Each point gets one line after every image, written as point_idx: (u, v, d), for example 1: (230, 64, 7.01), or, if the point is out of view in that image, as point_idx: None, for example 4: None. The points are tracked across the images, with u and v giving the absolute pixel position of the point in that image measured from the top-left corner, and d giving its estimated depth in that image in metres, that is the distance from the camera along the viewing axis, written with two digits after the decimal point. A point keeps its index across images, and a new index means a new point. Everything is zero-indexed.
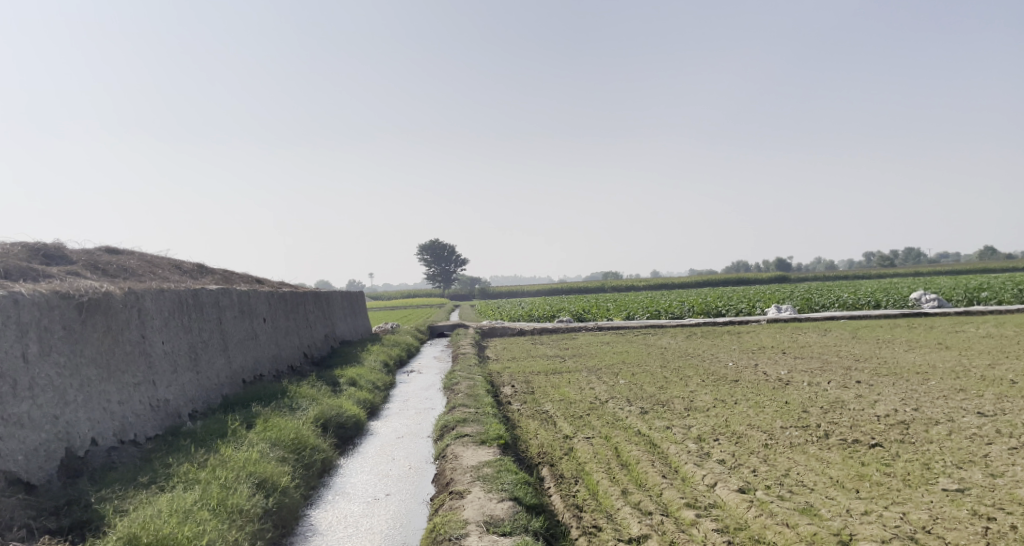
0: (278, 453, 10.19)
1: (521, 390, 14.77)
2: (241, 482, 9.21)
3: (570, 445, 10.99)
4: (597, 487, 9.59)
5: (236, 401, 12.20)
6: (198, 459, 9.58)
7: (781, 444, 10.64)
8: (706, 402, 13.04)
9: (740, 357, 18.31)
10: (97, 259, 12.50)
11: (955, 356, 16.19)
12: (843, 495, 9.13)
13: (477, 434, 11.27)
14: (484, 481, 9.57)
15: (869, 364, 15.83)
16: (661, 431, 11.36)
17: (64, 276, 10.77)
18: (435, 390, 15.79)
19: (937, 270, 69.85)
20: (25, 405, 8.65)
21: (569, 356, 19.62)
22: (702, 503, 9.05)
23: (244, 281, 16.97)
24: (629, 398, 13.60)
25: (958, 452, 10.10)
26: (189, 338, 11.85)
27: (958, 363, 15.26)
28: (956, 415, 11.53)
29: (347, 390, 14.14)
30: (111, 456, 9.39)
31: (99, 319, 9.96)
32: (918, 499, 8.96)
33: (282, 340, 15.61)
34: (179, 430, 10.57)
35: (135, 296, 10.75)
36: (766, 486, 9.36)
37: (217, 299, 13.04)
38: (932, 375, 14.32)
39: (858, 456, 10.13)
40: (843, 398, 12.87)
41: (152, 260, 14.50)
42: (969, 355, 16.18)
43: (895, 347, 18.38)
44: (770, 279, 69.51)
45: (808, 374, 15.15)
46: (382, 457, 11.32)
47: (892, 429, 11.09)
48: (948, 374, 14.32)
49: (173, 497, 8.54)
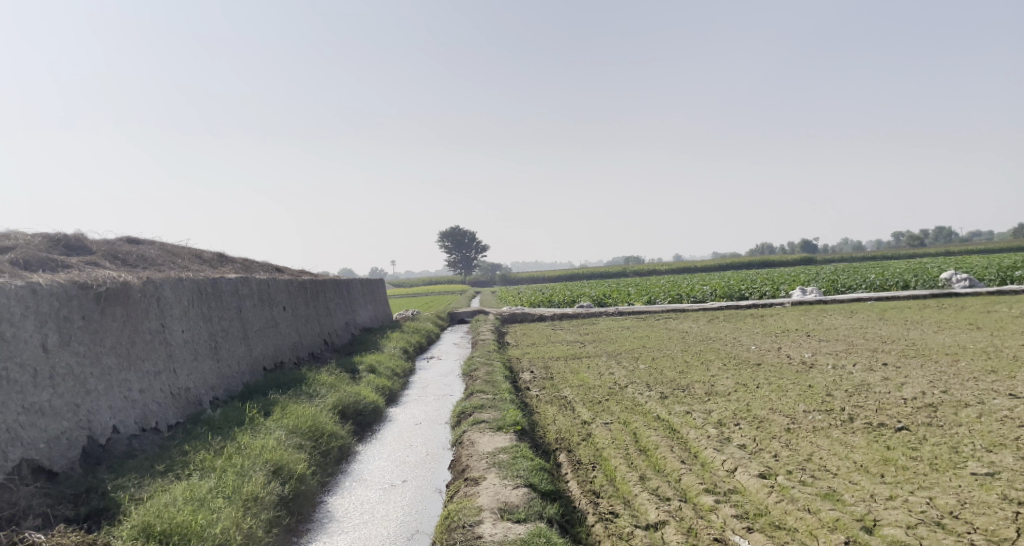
0: (295, 441, 10.25)
1: (540, 376, 14.74)
2: (257, 469, 9.27)
3: (588, 431, 10.95)
4: (615, 473, 9.55)
5: (257, 389, 12.29)
6: (216, 447, 9.66)
7: (804, 429, 10.51)
8: (728, 386, 12.93)
9: (763, 340, 18.17)
10: (117, 249, 12.60)
11: (986, 337, 15.88)
12: (867, 480, 9.00)
13: (494, 421, 11.26)
14: (500, 468, 9.56)
15: (896, 346, 15.59)
16: (681, 416, 11.27)
17: (84, 267, 10.87)
18: (454, 376, 15.82)
19: (966, 250, 68.84)
20: (46, 394, 8.74)
21: (590, 341, 19.54)
22: (722, 489, 8.98)
23: (264, 270, 17.06)
24: (649, 383, 13.51)
25: (988, 436, 9.92)
26: (209, 327, 11.93)
27: (989, 344, 14.99)
28: (986, 398, 11.32)
29: (367, 377, 14.19)
30: (132, 443, 9.49)
31: (118, 309, 10.04)
32: (945, 484, 8.82)
33: (302, 328, 15.69)
34: (199, 418, 10.66)
35: (154, 285, 10.83)
36: (787, 472, 9.26)
37: (237, 287, 13.10)
38: (962, 356, 14.09)
39: (883, 440, 9.98)
40: (869, 381, 12.70)
41: (173, 249, 14.60)
42: (1001, 335, 15.90)
43: (925, 328, 18.10)
44: (795, 261, 68.89)
45: (833, 356, 14.96)
46: (400, 444, 11.35)
47: (920, 412, 10.92)
48: (978, 355, 14.09)
49: (188, 485, 8.62)
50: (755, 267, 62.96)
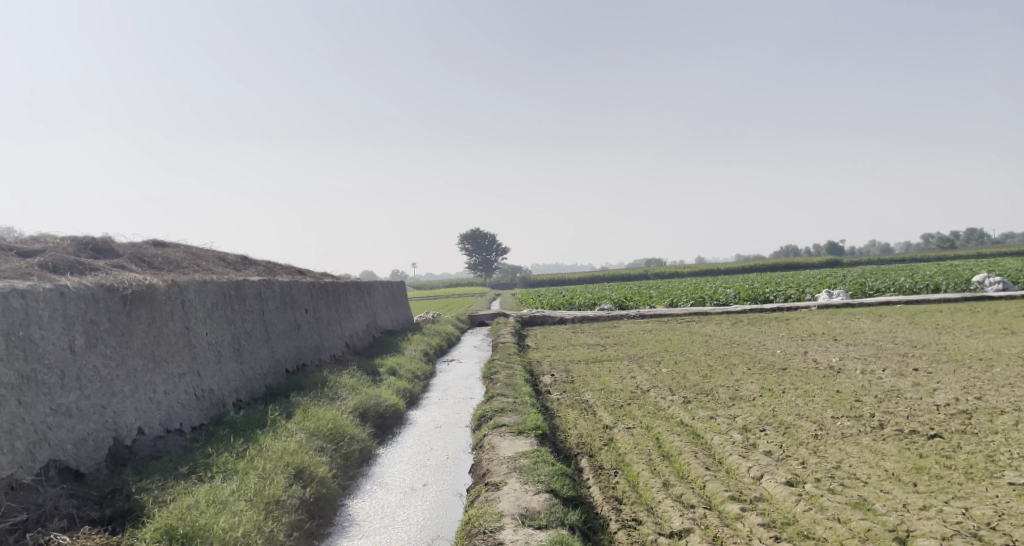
0: (316, 444, 10.30)
1: (561, 379, 14.71)
2: (278, 472, 9.32)
3: (610, 436, 10.90)
4: (638, 479, 9.50)
5: (279, 391, 12.37)
6: (238, 450, 9.73)
7: (831, 435, 10.40)
8: (752, 391, 12.82)
9: (788, 344, 18.00)
10: (144, 252, 12.73)
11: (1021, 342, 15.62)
12: (898, 488, 8.89)
13: (515, 424, 11.24)
14: (521, 473, 9.54)
15: (927, 351, 15.38)
16: (705, 421, 11.19)
17: (110, 270, 10.99)
18: (474, 379, 15.83)
19: (995, 253, 67.90)
20: (73, 396, 8.84)
21: (611, 344, 19.46)
22: (748, 497, 8.90)
23: (287, 273, 17.15)
24: (671, 387, 13.43)
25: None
26: (232, 329, 12.01)
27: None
28: (1022, 405, 11.14)
29: (387, 379, 14.23)
30: (156, 445, 9.58)
31: (144, 311, 10.14)
32: (981, 494, 8.69)
33: (324, 331, 15.75)
34: (222, 420, 10.74)
35: (178, 288, 10.91)
36: (814, 479, 9.16)
37: (260, 290, 13.19)
38: (996, 362, 13.88)
39: (915, 448, 9.85)
40: (899, 387, 12.53)
41: (197, 252, 14.73)
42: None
43: (956, 332, 17.85)
44: (819, 264, 68.29)
45: (861, 361, 14.78)
46: (421, 447, 11.37)
47: (953, 419, 10.76)
48: (1012, 361, 13.86)
49: (211, 488, 8.69)
50: (780, 270, 62.53)
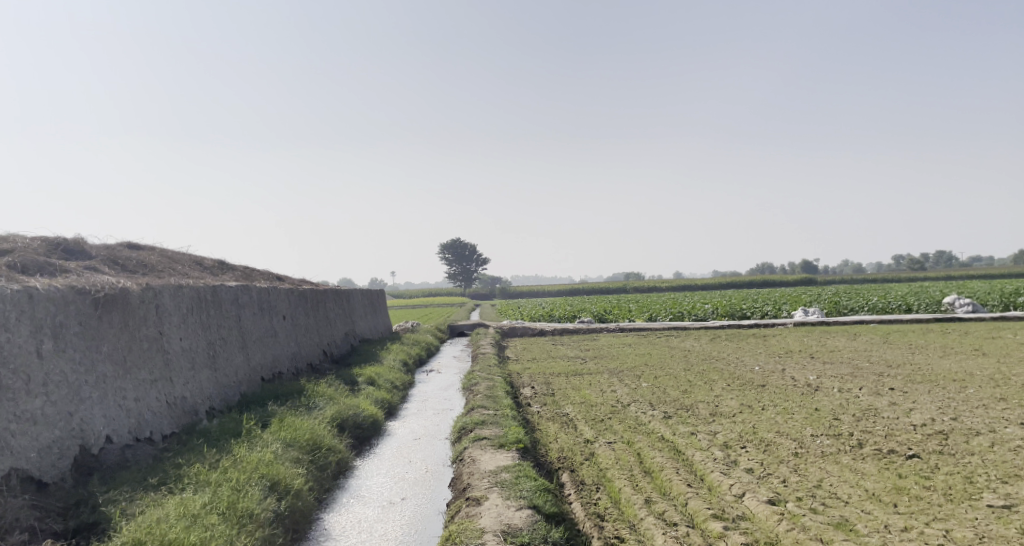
0: (292, 455, 10.02)
1: (541, 392, 14.52)
2: (252, 484, 9.04)
3: (591, 450, 10.72)
4: (620, 495, 9.32)
5: (254, 399, 12.06)
6: (211, 460, 9.43)
7: (812, 453, 10.29)
8: (732, 407, 12.71)
9: (767, 361, 17.95)
10: (118, 255, 12.40)
11: (993, 364, 15.66)
12: (880, 509, 8.78)
13: (496, 438, 11.03)
14: (502, 488, 9.33)
15: (902, 371, 15.36)
16: (686, 437, 11.04)
17: (82, 271, 10.67)
18: (453, 390, 15.59)
19: (964, 274, 68.80)
20: (38, 402, 8.52)
21: (591, 357, 19.31)
22: (730, 515, 8.75)
23: (265, 278, 16.86)
24: (652, 402, 13.29)
25: (1002, 466, 9.69)
26: (208, 335, 11.71)
27: (996, 372, 14.75)
28: (997, 426, 11.10)
29: (365, 389, 13.96)
30: (125, 454, 9.26)
31: (116, 316, 9.84)
32: (961, 516, 8.60)
33: (301, 338, 15.44)
34: (195, 428, 10.42)
35: (153, 292, 10.61)
36: (796, 498, 9.04)
37: (236, 295, 12.90)
38: (970, 383, 13.85)
39: (894, 468, 9.76)
40: (877, 406, 12.47)
41: (173, 256, 14.39)
42: (1007, 363, 15.67)
43: (930, 352, 17.88)
44: (794, 282, 68.87)
45: (839, 380, 14.72)
46: (399, 459, 11.12)
47: (930, 439, 10.70)
48: (986, 382, 13.84)
49: (182, 500, 8.41)
50: (756, 287, 62.97)
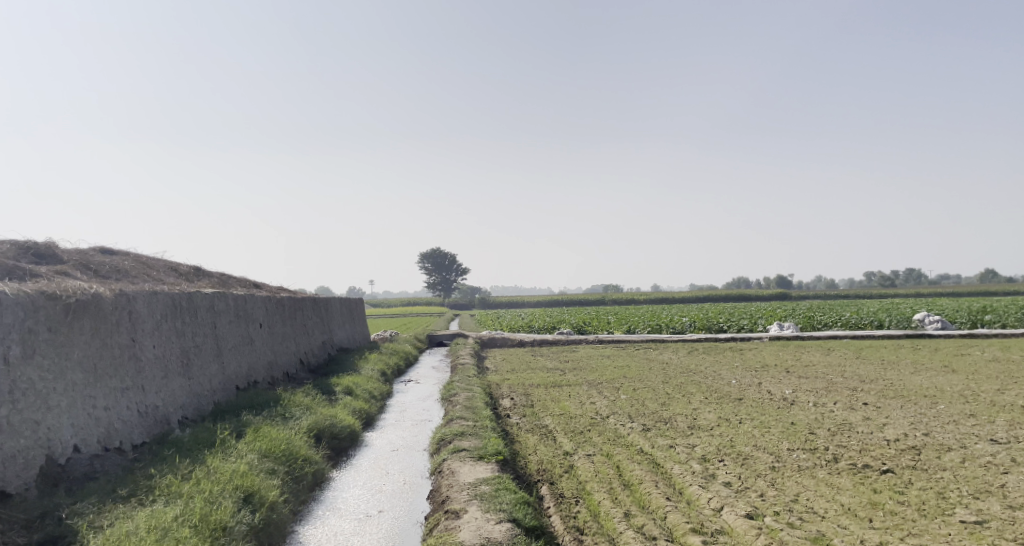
0: (267, 466, 9.82)
1: (520, 403, 14.40)
2: (226, 496, 8.83)
3: (570, 463, 10.61)
4: (599, 508, 9.22)
5: (229, 408, 11.83)
6: (184, 471, 9.22)
7: (789, 467, 10.25)
8: (710, 420, 12.67)
9: (744, 374, 17.96)
10: (90, 259, 12.16)
11: (963, 380, 15.76)
12: (855, 524, 8.75)
13: (475, 449, 10.89)
14: (481, 500, 9.19)
15: (875, 386, 15.40)
16: (664, 450, 10.97)
17: (53, 276, 10.44)
18: (432, 400, 15.44)
19: (937, 291, 69.58)
20: (5, 410, 8.29)
21: (570, 369, 19.22)
22: (709, 529, 8.67)
23: (242, 286, 16.62)
24: (631, 414, 13.22)
25: (973, 482, 9.71)
26: (182, 343, 11.49)
27: (966, 388, 14.83)
28: (968, 442, 11.14)
29: (343, 400, 13.76)
30: (93, 464, 9.03)
31: (88, 322, 9.62)
32: (934, 531, 8.59)
33: (278, 347, 15.21)
34: (167, 438, 10.20)
35: (126, 298, 10.39)
36: (774, 513, 8.99)
37: (212, 302, 12.68)
38: (941, 399, 13.91)
39: (869, 483, 9.74)
40: (851, 420, 12.48)
41: (148, 261, 14.14)
42: (977, 379, 15.77)
43: (902, 368, 17.99)
44: (770, 296, 69.29)
45: (814, 394, 14.73)
46: (376, 471, 10.94)
47: (903, 455, 10.70)
48: (956, 398, 13.91)
49: (152, 513, 8.21)
50: (732, 300, 63.27)
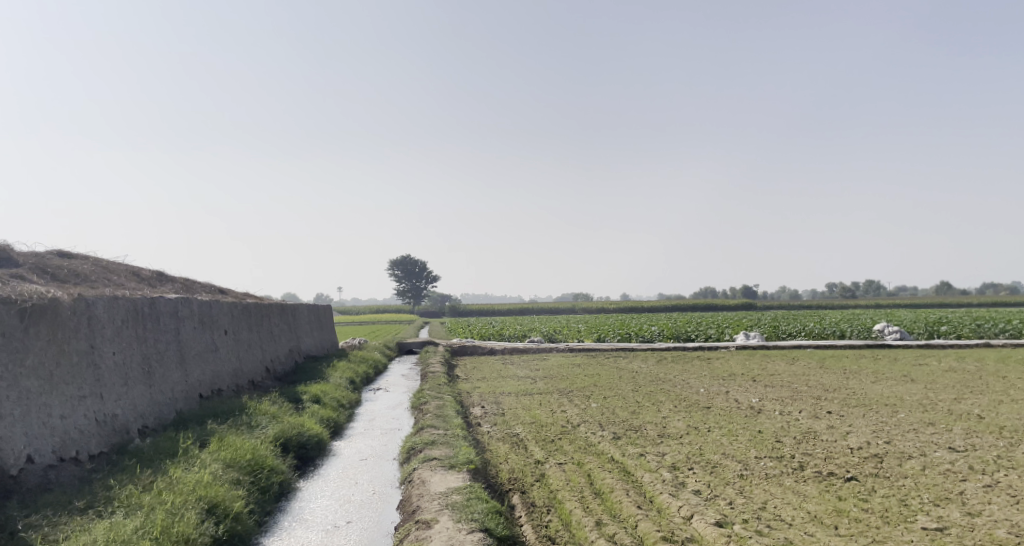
0: (232, 476, 9.57)
1: (491, 411, 14.26)
2: (189, 507, 8.56)
3: (541, 471, 10.47)
4: (570, 517, 9.09)
5: (192, 417, 11.51)
6: (145, 481, 8.94)
7: (757, 475, 10.21)
8: (680, 429, 12.61)
9: (711, 383, 17.98)
10: (47, 263, 11.80)
11: (922, 390, 15.91)
12: (822, 531, 8.71)
13: (446, 458, 10.71)
14: (452, 510, 9.02)
15: (838, 395, 15.48)
16: (635, 458, 10.88)
17: (8, 280, 10.09)
18: (401, 409, 15.22)
19: (898, 301, 70.73)
20: None
21: (539, 377, 19.12)
22: (679, 538, 8.57)
23: (206, 292, 16.28)
24: (601, 423, 13.12)
25: (934, 489, 9.73)
26: (143, 349, 11.17)
27: (925, 397, 14.96)
28: (929, 450, 11.20)
29: (310, 408, 13.49)
30: (48, 475, 8.72)
31: (44, 327, 9.31)
32: (897, 538, 8.58)
33: (243, 354, 14.89)
34: (127, 447, 9.89)
35: (85, 303, 10.08)
36: (743, 520, 8.93)
37: (175, 308, 12.37)
38: (901, 408, 14.00)
39: (835, 490, 9.72)
40: (816, 428, 12.51)
41: (109, 266, 13.78)
42: (935, 389, 15.92)
43: (863, 377, 18.12)
44: (735, 306, 69.89)
45: (779, 403, 14.76)
46: (344, 481, 10.70)
47: (866, 462, 10.72)
48: (916, 407, 14.02)
49: (111, 525, 7.93)
50: (699, 309, 63.84)
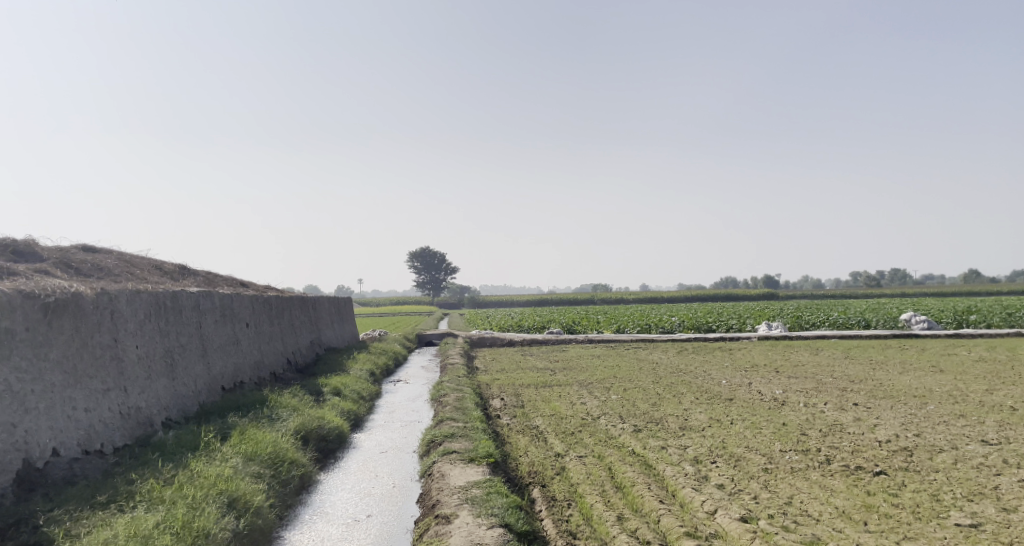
0: (253, 469, 9.61)
1: (511, 404, 14.22)
2: (209, 501, 8.61)
3: (562, 465, 10.44)
4: (592, 511, 9.05)
5: (214, 409, 11.57)
6: (166, 475, 8.99)
7: (782, 469, 10.11)
8: (702, 421, 12.51)
9: (733, 374, 17.85)
10: (71, 257, 11.89)
11: (951, 380, 15.68)
12: (850, 527, 8.62)
13: (466, 451, 10.70)
14: (473, 504, 9.01)
15: (864, 386, 15.30)
16: (657, 451, 10.82)
17: (32, 275, 10.18)
18: (421, 401, 15.24)
19: (923, 291, 69.95)
20: None
21: (560, 368, 19.05)
22: (703, 533, 8.51)
23: (227, 284, 16.37)
24: (622, 415, 13.06)
25: (966, 484, 9.59)
26: (165, 343, 11.23)
27: (955, 389, 14.73)
28: (959, 443, 11.04)
29: (330, 400, 13.53)
30: (73, 468, 8.82)
31: (67, 321, 9.38)
32: (929, 535, 8.46)
33: (264, 346, 14.94)
34: (150, 440, 9.96)
35: (108, 297, 10.14)
36: (768, 515, 8.85)
37: (197, 301, 12.42)
38: (930, 400, 13.80)
39: (862, 485, 9.61)
40: (842, 421, 12.36)
41: (131, 259, 13.88)
42: (965, 379, 15.68)
43: (891, 368, 17.89)
44: (756, 296, 69.43)
45: (804, 394, 14.61)
46: (365, 474, 10.73)
47: (895, 456, 10.58)
48: (946, 399, 13.82)
49: (132, 520, 8.00)
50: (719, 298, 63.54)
